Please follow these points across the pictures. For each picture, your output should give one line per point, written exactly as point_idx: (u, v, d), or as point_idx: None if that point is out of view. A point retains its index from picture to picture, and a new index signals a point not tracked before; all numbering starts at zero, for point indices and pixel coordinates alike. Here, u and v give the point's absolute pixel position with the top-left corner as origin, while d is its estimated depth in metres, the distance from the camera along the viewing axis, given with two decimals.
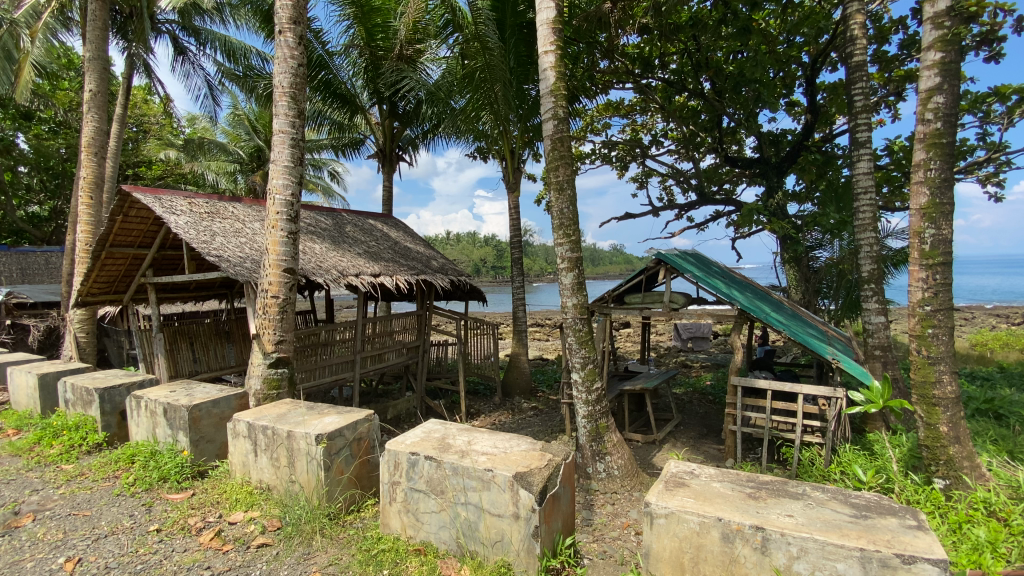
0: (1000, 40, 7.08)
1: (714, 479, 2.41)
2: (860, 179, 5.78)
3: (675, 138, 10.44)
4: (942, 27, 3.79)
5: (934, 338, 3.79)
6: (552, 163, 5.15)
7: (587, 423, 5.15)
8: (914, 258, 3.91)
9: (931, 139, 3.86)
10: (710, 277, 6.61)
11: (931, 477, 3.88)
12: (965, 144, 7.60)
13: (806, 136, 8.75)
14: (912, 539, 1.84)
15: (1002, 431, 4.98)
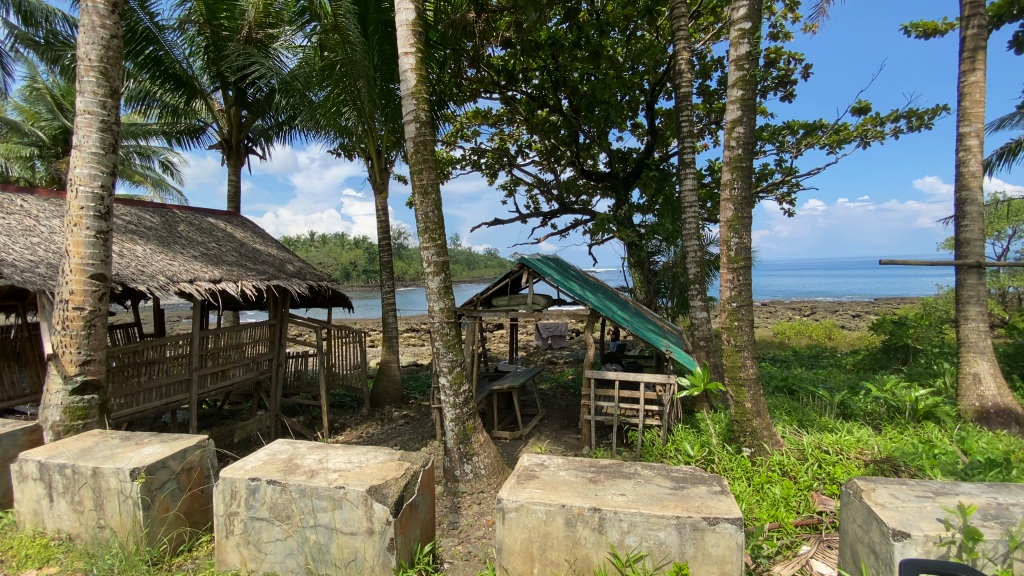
0: (792, 83, 8.73)
1: (561, 467, 2.58)
2: (688, 194, 6.67)
3: (538, 149, 11.02)
4: (743, 68, 4.55)
5: (739, 328, 4.51)
6: (416, 165, 5.07)
7: (454, 426, 5.15)
8: (723, 263, 4.63)
9: (735, 162, 4.59)
10: (567, 280, 7.07)
11: (741, 447, 4.61)
12: (769, 168, 9.23)
13: (647, 155, 9.85)
14: (716, 502, 2.15)
15: (792, 403, 6.11)
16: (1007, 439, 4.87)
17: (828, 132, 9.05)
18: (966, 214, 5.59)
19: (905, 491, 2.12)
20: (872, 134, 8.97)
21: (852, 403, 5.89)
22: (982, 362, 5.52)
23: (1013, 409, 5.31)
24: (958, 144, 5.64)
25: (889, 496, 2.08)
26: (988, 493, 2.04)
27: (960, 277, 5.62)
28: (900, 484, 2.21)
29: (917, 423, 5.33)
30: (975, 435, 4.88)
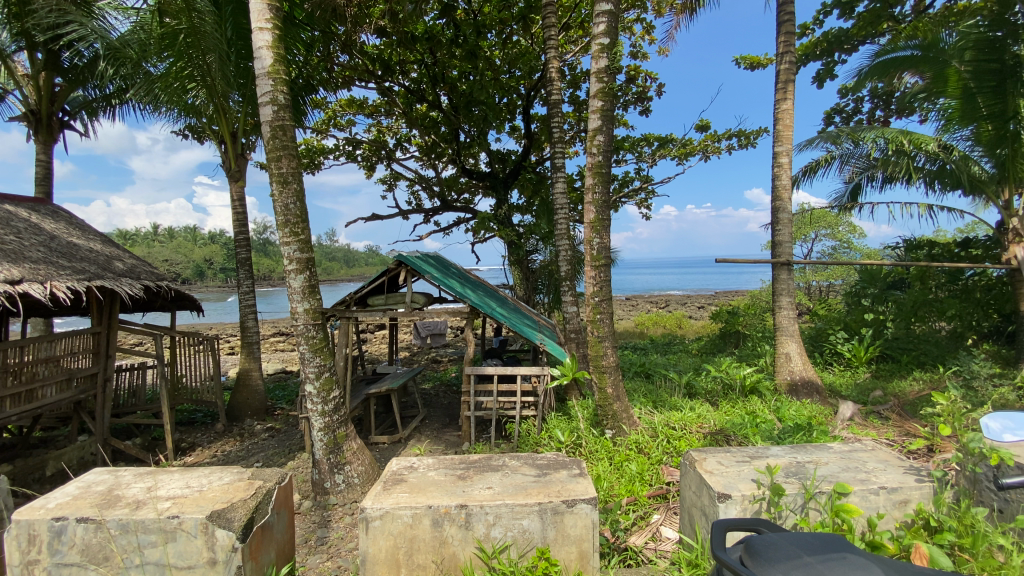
0: (648, 99, 9.63)
1: (430, 468, 2.54)
2: (559, 196, 7.00)
3: (417, 144, 10.78)
4: (602, 81, 4.90)
5: (601, 321, 4.87)
6: (274, 153, 4.62)
7: (323, 435, 4.81)
8: (588, 261, 4.94)
9: (596, 168, 4.94)
10: (447, 277, 7.01)
11: (604, 429, 4.98)
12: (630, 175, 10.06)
13: (524, 157, 10.18)
14: (574, 485, 2.29)
15: (649, 387, 6.75)
16: (809, 406, 5.92)
17: (677, 145, 10.16)
18: (779, 221, 6.65)
19: (728, 458, 2.44)
20: (712, 149, 10.27)
21: (696, 383, 6.70)
22: (791, 343, 6.64)
23: (813, 380, 6.46)
24: (776, 161, 6.66)
25: (716, 463, 2.38)
26: (789, 454, 2.42)
27: (775, 273, 6.68)
28: (725, 452, 2.54)
29: (745, 396, 6.24)
30: (786, 404, 5.85)
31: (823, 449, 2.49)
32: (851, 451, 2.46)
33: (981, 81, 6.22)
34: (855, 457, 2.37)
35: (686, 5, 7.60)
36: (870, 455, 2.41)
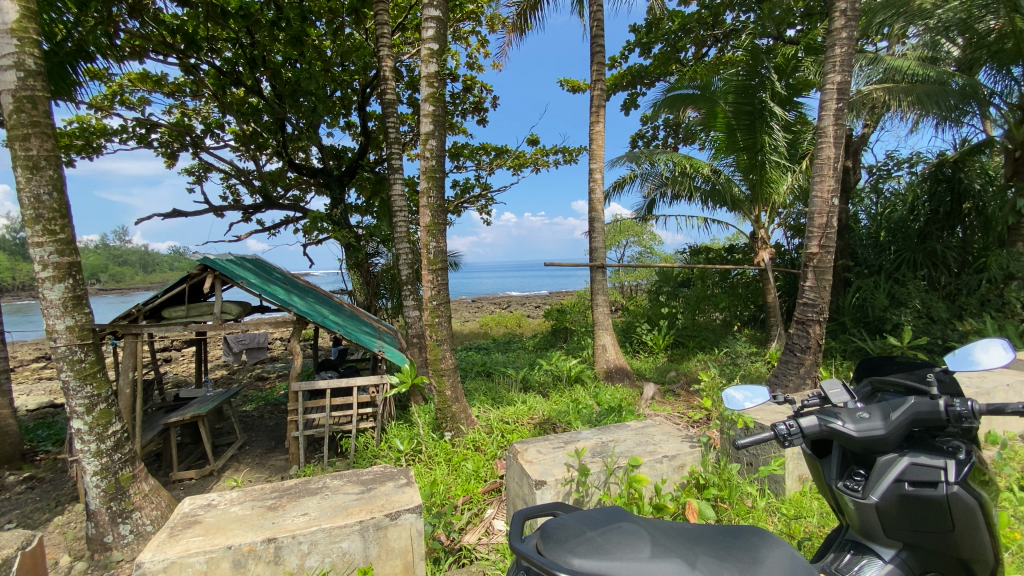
0: (485, 109, 9.95)
1: (234, 502, 2.23)
2: (397, 199, 6.78)
3: (234, 132, 9.50)
4: (433, 86, 4.91)
5: (439, 324, 4.86)
6: (17, 130, 3.61)
7: (100, 481, 3.90)
8: (424, 265, 4.89)
9: (430, 172, 4.91)
10: (267, 283, 6.27)
11: (443, 432, 4.98)
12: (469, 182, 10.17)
13: (361, 156, 9.68)
14: (400, 496, 2.23)
15: (489, 385, 6.96)
16: (622, 390, 6.74)
17: (511, 156, 10.69)
18: (596, 228, 7.44)
19: (546, 446, 2.61)
20: (541, 162, 11.04)
21: (531, 377, 7.12)
22: (606, 335, 7.49)
23: (624, 366, 7.38)
24: (595, 175, 7.43)
25: (536, 452, 2.54)
26: (596, 436, 2.70)
27: (593, 275, 7.44)
28: (544, 441, 2.72)
29: (571, 386, 6.85)
30: (603, 389, 6.57)
31: (623, 428, 2.82)
32: (644, 427, 2.84)
33: (739, 119, 7.84)
34: (647, 432, 2.74)
35: (517, 24, 8.05)
36: (657, 429, 2.80)
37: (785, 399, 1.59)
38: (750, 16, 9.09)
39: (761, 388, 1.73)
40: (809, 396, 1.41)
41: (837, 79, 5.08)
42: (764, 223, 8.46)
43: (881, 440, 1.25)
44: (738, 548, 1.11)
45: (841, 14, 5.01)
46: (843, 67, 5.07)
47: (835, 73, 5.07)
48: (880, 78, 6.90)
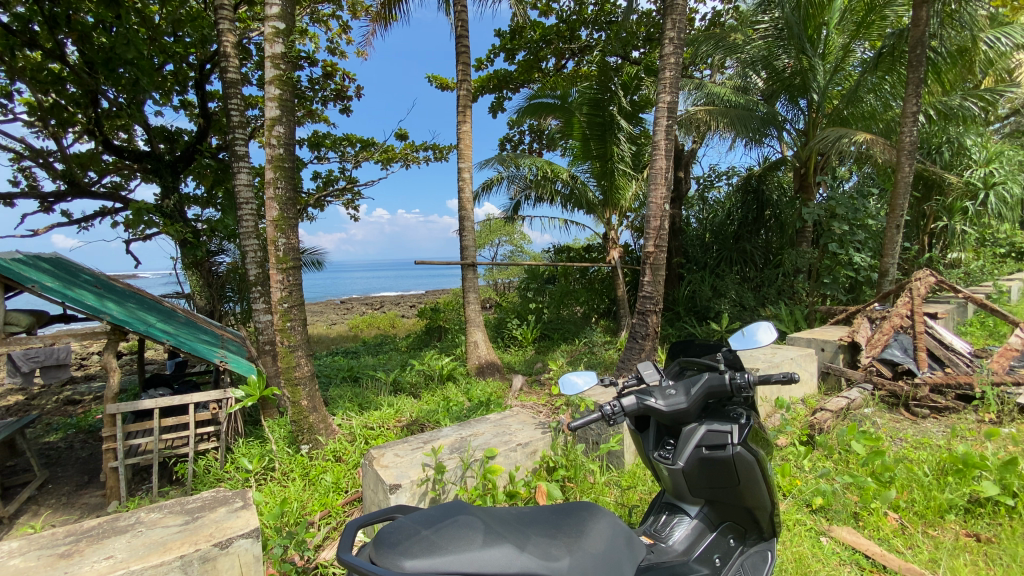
0: (347, 99, 9.37)
1: (13, 554, 1.80)
2: (244, 190, 6.03)
3: (26, 102, 7.67)
4: (278, 68, 4.47)
5: (292, 329, 4.48)
6: None
7: None
8: (271, 263, 4.45)
9: (276, 161, 4.47)
10: (71, 287, 5.20)
11: (299, 446, 4.57)
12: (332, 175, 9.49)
13: (199, 140, 8.47)
14: (232, 521, 2.00)
15: (355, 390, 6.55)
16: (492, 384, 6.85)
17: (378, 150, 10.25)
18: (464, 227, 7.46)
19: (404, 448, 2.51)
20: (411, 158, 10.77)
21: (401, 379, 6.87)
22: (478, 332, 7.57)
23: (495, 362, 7.53)
24: (463, 174, 7.45)
25: (392, 456, 2.43)
26: (455, 432, 2.67)
27: (463, 272, 7.46)
28: (402, 443, 2.62)
29: (442, 384, 6.79)
30: (474, 386, 6.62)
31: (483, 421, 2.85)
32: (503, 419, 2.90)
33: (593, 129, 8.49)
34: (504, 423, 2.80)
35: (380, 14, 7.74)
36: (514, 419, 2.88)
37: (611, 383, 1.74)
38: (602, 35, 9.89)
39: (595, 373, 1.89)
40: (629, 377, 1.57)
41: (667, 99, 5.77)
42: (615, 225, 9.28)
43: (683, 412, 1.45)
44: (567, 524, 1.18)
45: (670, 41, 5.68)
46: (671, 88, 5.77)
47: (666, 93, 5.75)
48: (705, 100, 8.04)
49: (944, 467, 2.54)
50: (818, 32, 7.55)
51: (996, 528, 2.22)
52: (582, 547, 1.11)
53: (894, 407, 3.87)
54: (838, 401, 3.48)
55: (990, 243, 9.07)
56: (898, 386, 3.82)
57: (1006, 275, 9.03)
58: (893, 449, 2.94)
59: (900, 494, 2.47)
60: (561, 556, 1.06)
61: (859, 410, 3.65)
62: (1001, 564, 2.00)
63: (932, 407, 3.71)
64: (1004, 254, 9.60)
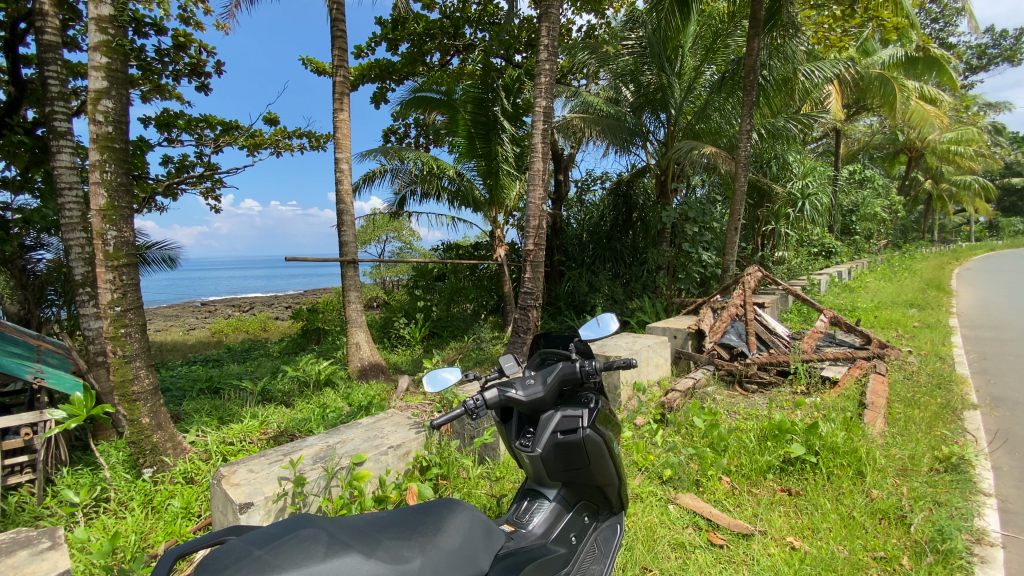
0: (205, 75, 8.27)
1: None
2: (64, 173, 5.03)
3: None
4: (105, 32, 3.77)
5: (127, 336, 3.85)
6: None
7: None
8: (98, 260, 3.77)
9: (105, 141, 3.79)
10: None
11: (140, 471, 3.96)
12: (186, 161, 8.36)
13: (8, 113, 6.73)
14: None
15: (215, 401, 5.83)
16: (375, 387, 6.57)
17: (243, 134, 9.24)
18: (343, 222, 7.04)
19: (260, 463, 2.29)
20: (283, 146, 9.90)
21: (271, 388, 6.28)
22: (360, 332, 7.22)
23: (378, 363, 7.24)
24: (341, 166, 7.04)
25: (245, 473, 2.20)
26: (321, 440, 2.50)
27: (343, 270, 7.05)
28: (259, 457, 2.39)
29: (319, 390, 6.35)
30: (355, 389, 6.30)
31: (353, 426, 2.70)
32: (375, 422, 2.78)
33: (477, 128, 8.53)
34: (377, 426, 2.69)
35: None
36: (388, 421, 2.78)
37: (473, 378, 1.76)
38: (484, 34, 9.97)
39: (459, 369, 1.88)
40: (491, 371, 1.59)
41: (543, 104, 6.00)
42: (501, 223, 9.44)
43: (540, 400, 1.51)
44: (423, 524, 1.17)
45: (545, 48, 5.90)
46: (547, 94, 6.01)
47: (542, 97, 5.99)
48: (581, 106, 8.52)
49: (765, 434, 2.98)
50: (675, 53, 8.37)
51: (802, 481, 2.65)
52: (434, 545, 1.10)
53: (731, 384, 4.45)
54: (686, 382, 3.92)
55: (806, 243, 10.83)
56: (734, 366, 4.40)
57: (817, 270, 10.88)
58: (728, 421, 3.37)
59: (731, 459, 2.84)
60: (412, 557, 1.04)
61: (704, 389, 4.14)
62: (804, 512, 2.39)
63: (760, 382, 4.34)
64: (816, 253, 11.55)
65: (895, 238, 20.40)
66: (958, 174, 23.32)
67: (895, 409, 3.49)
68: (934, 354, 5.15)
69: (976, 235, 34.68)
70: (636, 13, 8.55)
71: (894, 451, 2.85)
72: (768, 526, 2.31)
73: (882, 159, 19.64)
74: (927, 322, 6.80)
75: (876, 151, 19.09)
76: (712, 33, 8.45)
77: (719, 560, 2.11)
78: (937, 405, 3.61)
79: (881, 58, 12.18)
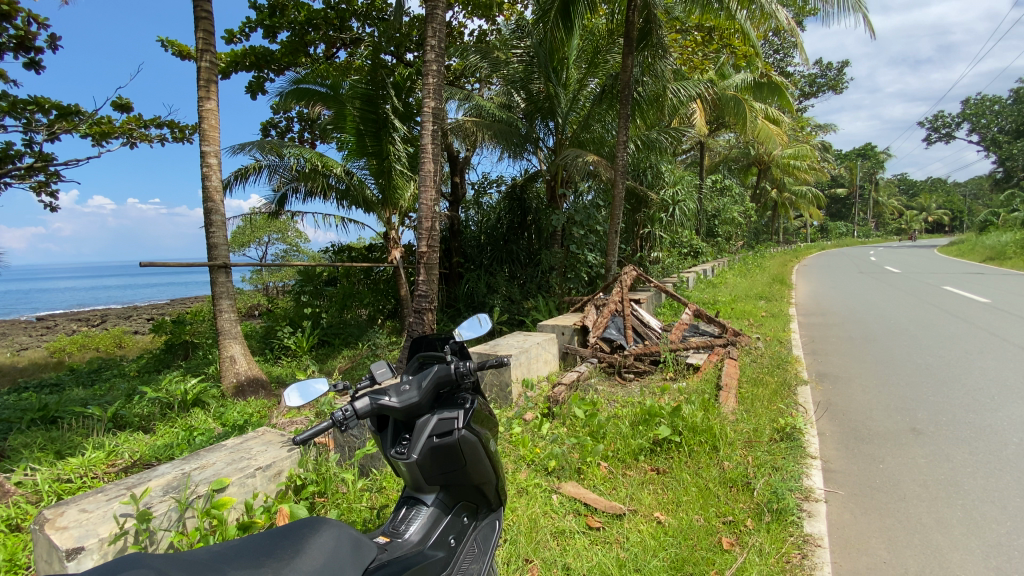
0: (35, 50, 6.94)
1: None
2: None
3: None
4: None
5: None
6: None
7: None
8: None
9: None
10: None
11: None
12: (8, 150, 7.02)
13: None
14: None
15: (51, 433, 4.90)
16: (255, 403, 6.02)
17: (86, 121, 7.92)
18: (212, 222, 6.33)
19: (95, 500, 1.99)
20: (138, 135, 8.68)
21: (125, 412, 5.46)
22: (235, 345, 6.57)
23: (258, 376, 6.64)
24: (212, 161, 6.34)
25: (75, 514, 1.89)
26: (174, 468, 2.24)
27: (212, 276, 6.35)
28: (95, 495, 2.07)
29: (186, 411, 5.65)
30: (230, 407, 5.70)
31: (215, 450, 2.45)
32: (242, 442, 2.54)
33: (366, 125, 8.18)
34: (244, 447, 2.46)
35: None
36: (257, 441, 2.56)
37: (342, 387, 1.67)
38: (372, 30, 9.62)
39: (325, 381, 1.76)
40: (362, 379, 1.54)
41: (432, 104, 5.93)
42: (395, 224, 9.15)
43: (416, 405, 1.49)
44: (280, 549, 1.09)
45: (432, 49, 5.84)
46: (436, 95, 5.94)
47: (430, 98, 5.90)
48: (475, 110, 8.57)
49: (638, 418, 3.26)
50: (562, 64, 8.77)
51: (668, 459, 2.93)
52: (291, 569, 1.04)
53: (611, 375, 4.79)
54: (571, 375, 4.13)
55: (677, 244, 11.99)
56: (613, 358, 4.75)
57: (686, 269, 12.10)
58: (608, 410, 3.62)
59: (609, 445, 3.06)
60: None
61: (587, 381, 4.40)
62: (670, 487, 2.64)
63: (636, 371, 4.72)
64: (685, 253, 12.83)
65: (749, 239, 23.38)
66: (797, 184, 27.32)
67: (744, 389, 4.00)
68: (775, 339, 5.99)
69: (811, 237, 40.88)
70: (524, 22, 8.81)
71: (742, 426, 3.26)
72: (638, 505, 2.51)
73: (738, 171, 22.37)
74: (772, 312, 7.88)
75: (734, 163, 21.68)
76: (593, 47, 8.99)
77: (594, 542, 2.25)
78: (776, 382, 4.21)
79: (735, 81, 13.83)
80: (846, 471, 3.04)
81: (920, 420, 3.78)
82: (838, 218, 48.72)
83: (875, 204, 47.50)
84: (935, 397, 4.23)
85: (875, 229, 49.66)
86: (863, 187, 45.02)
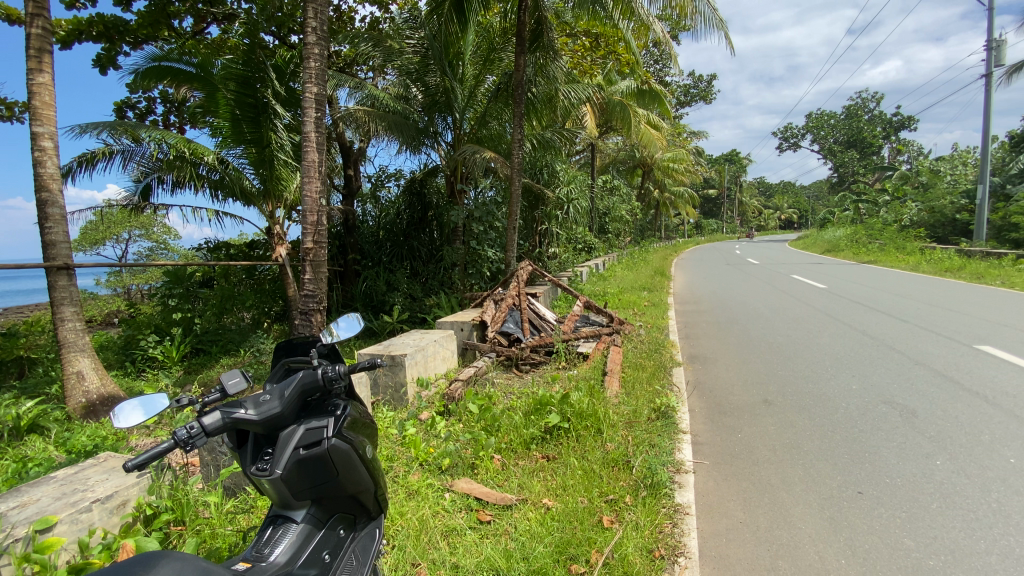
0: None
1: None
2: None
3: None
4: None
5: None
6: None
7: None
8: None
9: None
10: None
11: None
12: None
13: None
14: None
15: None
16: (110, 424, 5.23)
17: None
18: (48, 216, 5.37)
19: None
20: None
21: None
22: (83, 358, 5.65)
23: (115, 393, 5.78)
24: (47, 144, 5.38)
25: None
26: None
27: (50, 279, 5.39)
28: None
29: (17, 440, 4.76)
30: (77, 431, 4.91)
31: (39, 484, 2.08)
32: (77, 472, 2.19)
33: (243, 110, 7.44)
34: (78, 478, 2.13)
35: None
36: (98, 469, 2.22)
37: (189, 400, 1.49)
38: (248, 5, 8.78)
39: (165, 396, 1.56)
40: (211, 392, 1.40)
41: (314, 90, 5.51)
42: (279, 219, 8.49)
43: (278, 417, 1.39)
44: None
45: (313, 31, 5.45)
46: (318, 80, 5.56)
47: (311, 83, 5.48)
48: (367, 100, 8.21)
49: (530, 408, 3.36)
50: (457, 59, 8.71)
51: (557, 446, 3.05)
52: None
53: (509, 368, 4.87)
54: (468, 371, 4.14)
55: (572, 240, 12.54)
56: (511, 351, 4.83)
57: (580, 263, 12.70)
58: (503, 403, 3.68)
59: (501, 438, 3.10)
60: None
61: (484, 376, 4.43)
62: (557, 473, 2.75)
63: (532, 362, 4.85)
64: (579, 249, 13.46)
65: (635, 235, 25.12)
66: (676, 186, 29.89)
67: (627, 373, 4.31)
68: (656, 326, 6.51)
69: (689, 234, 44.98)
70: (417, 13, 8.60)
71: (623, 408, 3.50)
72: (528, 493, 2.58)
73: (625, 171, 23.93)
74: (654, 301, 8.56)
75: (622, 164, 23.10)
76: (488, 45, 9.01)
77: (484, 537, 2.27)
78: (653, 366, 4.57)
79: (621, 87, 14.74)
80: (711, 442, 3.40)
81: (770, 393, 4.32)
82: (711, 216, 54.24)
83: (739, 204, 53.57)
84: (783, 371, 4.88)
85: (741, 226, 56.01)
86: (731, 189, 50.49)
